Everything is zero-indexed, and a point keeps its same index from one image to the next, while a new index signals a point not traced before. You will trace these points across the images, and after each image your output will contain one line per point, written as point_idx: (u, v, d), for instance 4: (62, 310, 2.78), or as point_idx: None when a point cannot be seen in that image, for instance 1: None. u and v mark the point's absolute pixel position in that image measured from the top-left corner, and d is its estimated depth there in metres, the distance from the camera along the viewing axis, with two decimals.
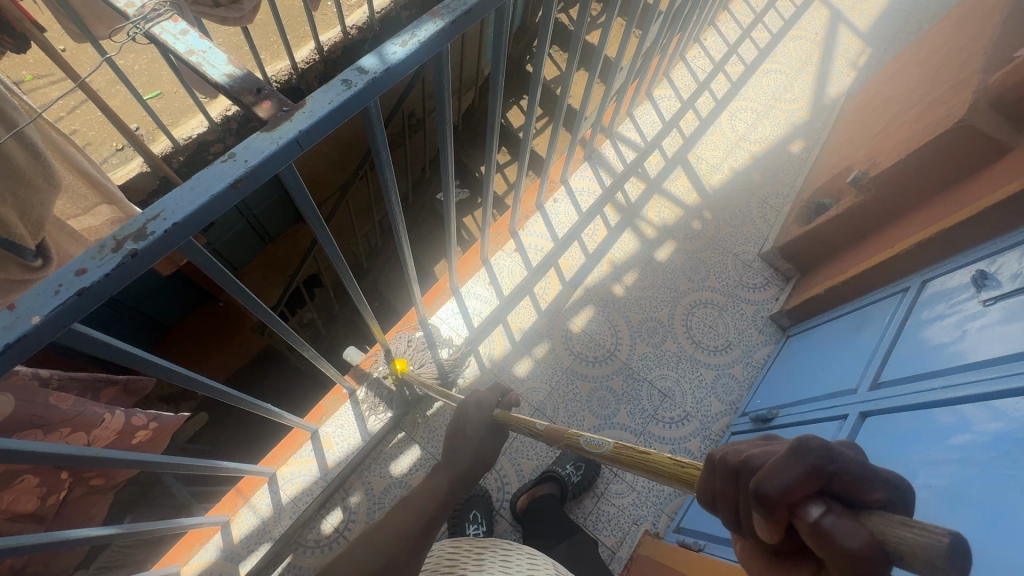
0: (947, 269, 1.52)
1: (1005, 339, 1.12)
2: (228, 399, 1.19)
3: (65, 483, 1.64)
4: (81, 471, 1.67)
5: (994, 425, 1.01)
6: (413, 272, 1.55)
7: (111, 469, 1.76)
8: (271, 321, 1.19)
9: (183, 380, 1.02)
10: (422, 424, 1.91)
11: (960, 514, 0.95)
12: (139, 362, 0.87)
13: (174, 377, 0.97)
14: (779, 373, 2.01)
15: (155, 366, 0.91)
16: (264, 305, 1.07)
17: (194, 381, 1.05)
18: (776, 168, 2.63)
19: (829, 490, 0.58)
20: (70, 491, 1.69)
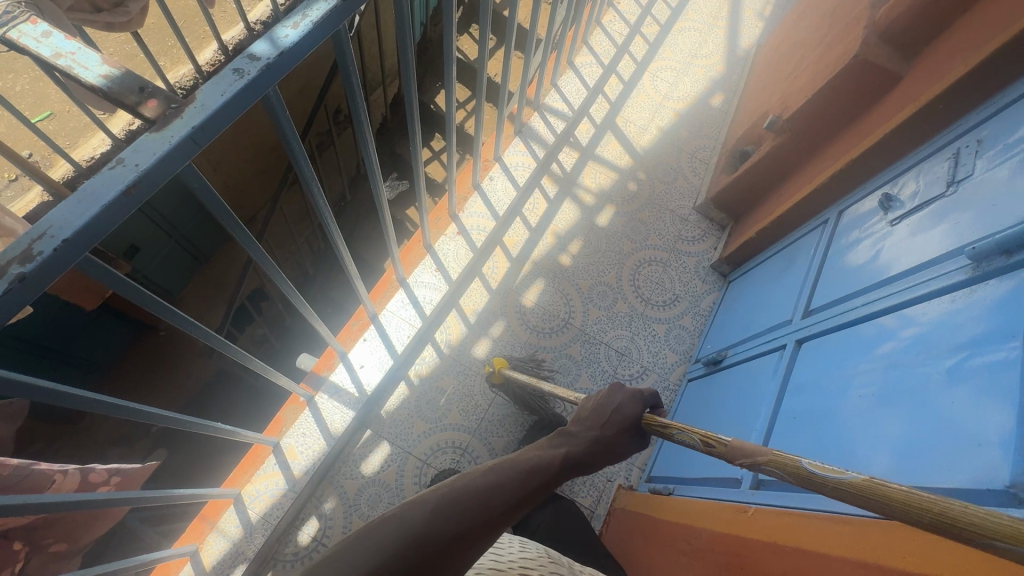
0: (859, 197, 1.62)
1: (912, 252, 1.21)
2: (173, 424, 1.13)
3: (20, 554, 1.54)
4: (38, 537, 1.59)
5: (909, 330, 1.08)
6: (354, 268, 1.50)
7: (72, 530, 1.67)
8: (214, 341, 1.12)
9: (121, 411, 0.95)
10: (387, 419, 1.89)
11: (886, 414, 1.01)
12: (76, 400, 0.81)
13: (111, 410, 0.91)
14: (724, 318, 2.11)
15: (86, 399, 0.84)
16: (202, 324, 1.01)
17: (135, 410, 0.99)
18: (701, 123, 2.72)
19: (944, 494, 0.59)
20: (28, 565, 1.57)
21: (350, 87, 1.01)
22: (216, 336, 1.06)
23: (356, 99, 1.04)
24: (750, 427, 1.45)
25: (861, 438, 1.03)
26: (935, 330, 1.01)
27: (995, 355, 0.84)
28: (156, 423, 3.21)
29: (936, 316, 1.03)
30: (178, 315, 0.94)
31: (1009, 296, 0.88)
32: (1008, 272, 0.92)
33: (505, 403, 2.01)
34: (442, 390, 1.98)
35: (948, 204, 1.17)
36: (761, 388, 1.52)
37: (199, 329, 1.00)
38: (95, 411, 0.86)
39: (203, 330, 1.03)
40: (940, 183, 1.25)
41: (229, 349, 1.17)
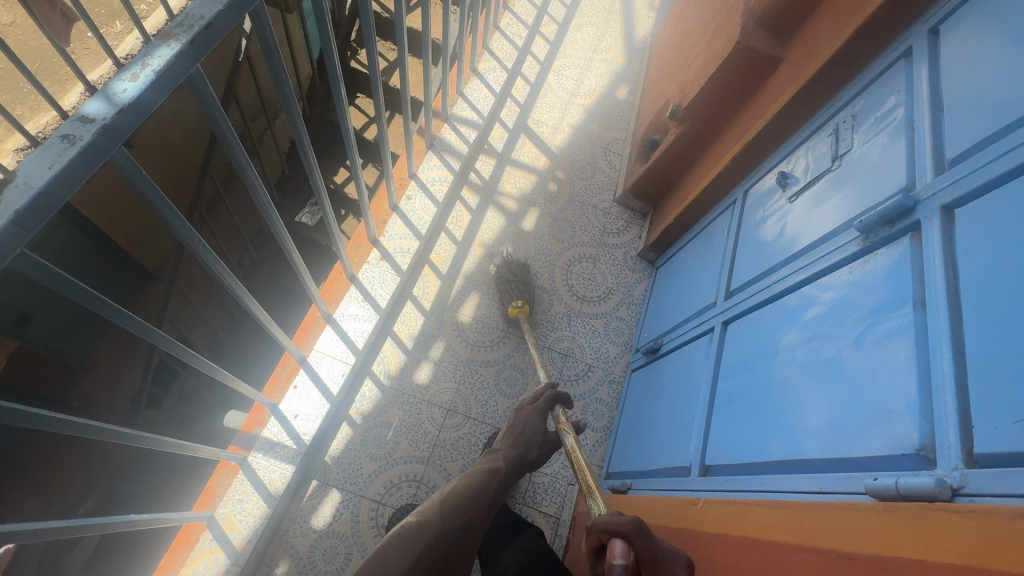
0: (759, 176, 1.70)
1: (809, 227, 1.28)
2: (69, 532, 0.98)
3: None
4: None
5: (820, 302, 1.13)
6: (270, 320, 1.39)
7: None
8: (109, 432, 0.99)
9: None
10: (333, 467, 1.78)
11: (807, 389, 1.04)
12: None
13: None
14: (657, 305, 2.16)
15: None
16: (85, 420, 0.88)
17: (18, 534, 0.84)
18: (611, 116, 2.78)
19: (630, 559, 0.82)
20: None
21: (226, 138, 0.93)
22: (104, 430, 0.94)
23: (235, 151, 0.95)
24: (692, 414, 1.47)
25: (790, 415, 1.06)
26: (840, 303, 1.06)
27: (891, 323, 0.90)
28: (83, 501, 2.78)
29: (841, 286, 1.08)
30: (50, 419, 0.81)
31: (897, 266, 0.94)
32: (893, 240, 0.98)
33: (455, 425, 1.95)
34: (389, 423, 1.89)
35: (838, 178, 1.24)
36: (696, 374, 1.55)
37: (79, 426, 0.87)
38: None
39: (85, 425, 0.89)
40: (826, 158, 1.33)
41: (135, 437, 1.05)
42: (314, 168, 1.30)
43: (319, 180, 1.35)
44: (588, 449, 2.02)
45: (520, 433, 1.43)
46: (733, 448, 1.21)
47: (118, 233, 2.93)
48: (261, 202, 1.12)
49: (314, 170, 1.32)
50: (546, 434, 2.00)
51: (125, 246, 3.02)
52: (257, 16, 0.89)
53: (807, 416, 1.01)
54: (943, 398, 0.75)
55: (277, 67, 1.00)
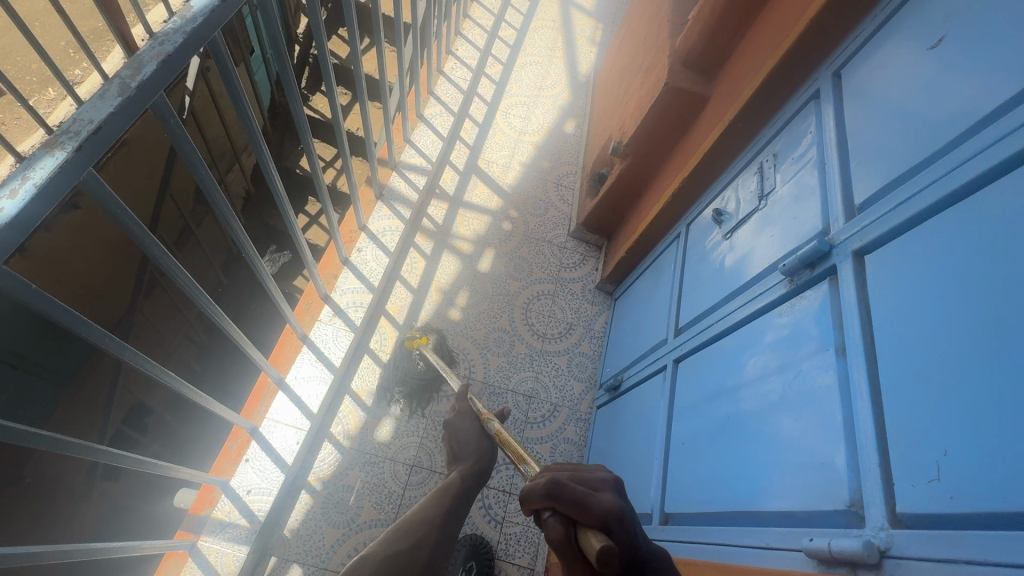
0: (698, 211, 1.74)
1: (743, 266, 1.31)
2: None
3: None
4: None
5: (757, 344, 1.13)
6: (211, 400, 1.33)
7: None
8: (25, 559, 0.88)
9: None
10: (293, 540, 1.69)
11: (749, 436, 1.04)
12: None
13: None
14: (618, 338, 2.17)
15: None
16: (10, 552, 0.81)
17: None
18: (560, 150, 2.83)
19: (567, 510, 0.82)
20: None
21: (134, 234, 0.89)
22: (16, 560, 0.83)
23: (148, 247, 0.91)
24: (651, 456, 1.45)
25: (736, 464, 1.05)
26: (774, 347, 1.07)
27: (818, 371, 0.91)
28: None
29: (773, 328, 1.09)
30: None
31: (819, 311, 0.96)
32: (815, 283, 1.00)
33: (421, 481, 1.89)
34: (351, 486, 1.83)
35: (766, 217, 1.27)
36: (653, 414, 1.54)
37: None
38: None
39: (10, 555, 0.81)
40: (754, 196, 1.37)
41: (64, 549, 0.98)
42: (248, 244, 1.26)
43: (256, 257, 1.30)
44: None
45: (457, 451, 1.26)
46: (689, 496, 1.19)
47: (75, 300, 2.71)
48: (186, 286, 1.06)
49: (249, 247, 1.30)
50: (515, 481, 1.96)
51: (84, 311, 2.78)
52: (161, 110, 0.86)
53: (750, 464, 1.01)
54: (866, 451, 0.75)
55: (191, 157, 0.98)
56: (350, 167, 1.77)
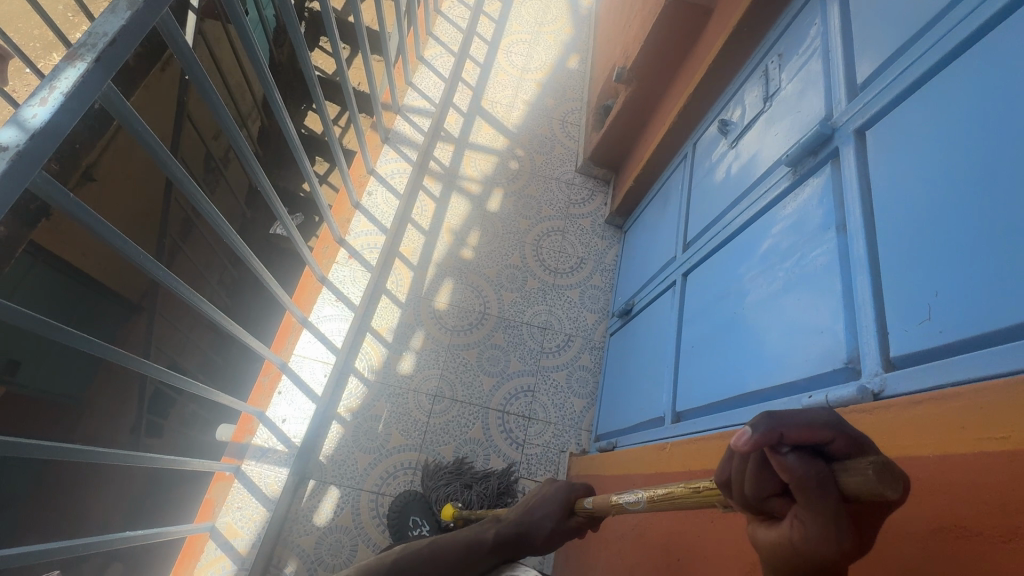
0: (705, 127, 1.74)
1: (751, 168, 1.31)
2: (79, 549, 1.00)
3: None
4: None
5: (765, 238, 1.16)
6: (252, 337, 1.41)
7: None
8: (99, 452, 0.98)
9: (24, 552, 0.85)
10: (328, 464, 1.83)
11: (759, 323, 1.07)
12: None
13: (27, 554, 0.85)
14: (628, 268, 2.20)
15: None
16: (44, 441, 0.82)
17: (29, 552, 0.86)
18: (564, 87, 2.78)
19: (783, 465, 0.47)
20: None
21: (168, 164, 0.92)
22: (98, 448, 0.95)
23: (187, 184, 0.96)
24: (664, 363, 1.51)
25: (745, 350, 1.10)
26: (779, 240, 1.09)
27: (822, 250, 0.94)
28: None
29: (781, 221, 1.10)
30: (38, 444, 0.80)
31: (822, 195, 0.98)
32: (818, 169, 1.02)
33: (443, 410, 1.99)
34: (378, 416, 1.93)
35: (771, 118, 1.27)
36: (664, 328, 1.58)
37: (44, 449, 0.82)
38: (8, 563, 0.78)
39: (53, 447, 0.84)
40: (759, 99, 1.36)
41: (123, 456, 1.05)
42: (269, 187, 1.33)
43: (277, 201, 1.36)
44: (576, 414, 2.08)
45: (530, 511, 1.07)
46: (700, 391, 1.24)
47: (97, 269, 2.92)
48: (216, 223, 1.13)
49: (268, 191, 1.35)
50: (533, 406, 2.05)
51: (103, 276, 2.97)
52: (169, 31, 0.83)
53: (754, 350, 1.06)
54: (864, 310, 0.79)
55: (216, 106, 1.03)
56: (355, 119, 1.81)
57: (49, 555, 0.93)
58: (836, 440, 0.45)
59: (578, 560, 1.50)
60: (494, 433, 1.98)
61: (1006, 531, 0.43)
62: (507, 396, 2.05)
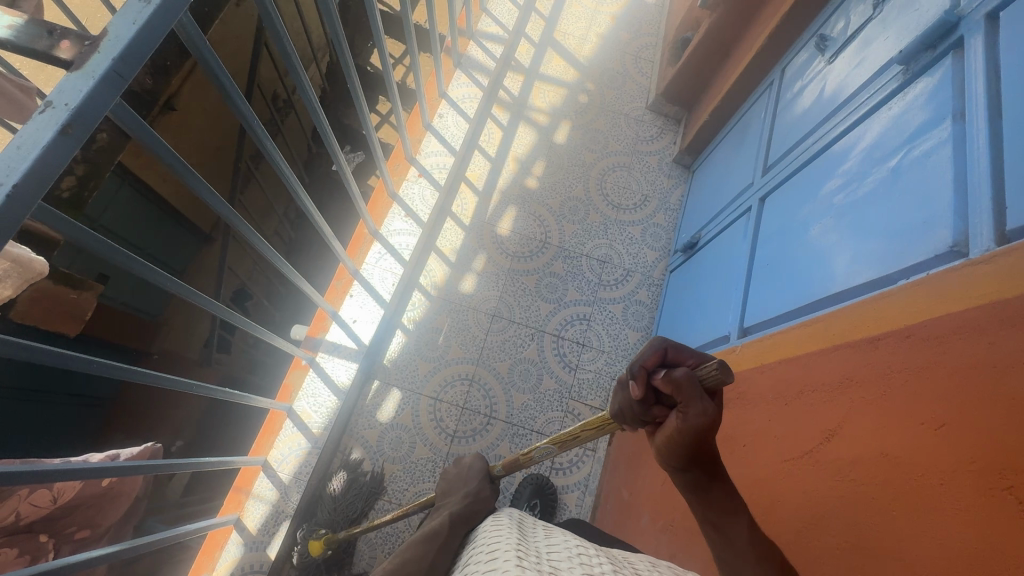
0: (798, 50, 1.67)
1: (852, 79, 1.26)
2: (178, 385, 1.11)
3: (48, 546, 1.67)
4: (59, 527, 1.72)
5: (862, 145, 1.12)
6: (329, 233, 1.49)
7: (90, 517, 1.79)
8: (204, 302, 1.06)
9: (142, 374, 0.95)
10: (391, 367, 1.94)
11: (847, 227, 1.05)
12: (85, 364, 0.75)
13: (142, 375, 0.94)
14: (694, 205, 2.16)
15: (124, 369, 0.87)
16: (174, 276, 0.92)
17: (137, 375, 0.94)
18: (639, 22, 2.70)
19: (665, 360, 0.74)
20: (60, 553, 1.70)
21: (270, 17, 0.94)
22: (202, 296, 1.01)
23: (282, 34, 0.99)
24: (733, 286, 1.50)
25: (827, 254, 1.09)
26: (879, 143, 1.06)
27: (928, 143, 0.91)
28: (176, 439, 3.05)
29: (883, 125, 1.06)
30: (165, 277, 0.87)
31: (936, 89, 0.94)
32: (933, 65, 0.97)
33: (501, 328, 2.06)
34: (439, 328, 2.02)
35: (879, 24, 1.21)
36: (735, 254, 1.56)
37: (168, 282, 0.88)
38: (132, 375, 0.89)
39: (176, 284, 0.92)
40: (867, 8, 1.29)
41: (226, 314, 1.16)
42: (352, 72, 1.39)
43: (357, 89, 1.45)
44: (630, 346, 2.10)
45: (466, 479, 1.18)
46: (772, 305, 1.24)
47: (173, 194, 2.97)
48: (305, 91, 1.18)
49: (354, 86, 1.43)
50: (588, 334, 2.08)
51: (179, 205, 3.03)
52: None
53: (839, 254, 1.04)
54: (978, 190, 0.76)
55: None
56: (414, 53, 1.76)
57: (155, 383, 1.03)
58: (670, 350, 0.74)
59: (630, 472, 1.54)
60: (548, 355, 2.03)
61: None
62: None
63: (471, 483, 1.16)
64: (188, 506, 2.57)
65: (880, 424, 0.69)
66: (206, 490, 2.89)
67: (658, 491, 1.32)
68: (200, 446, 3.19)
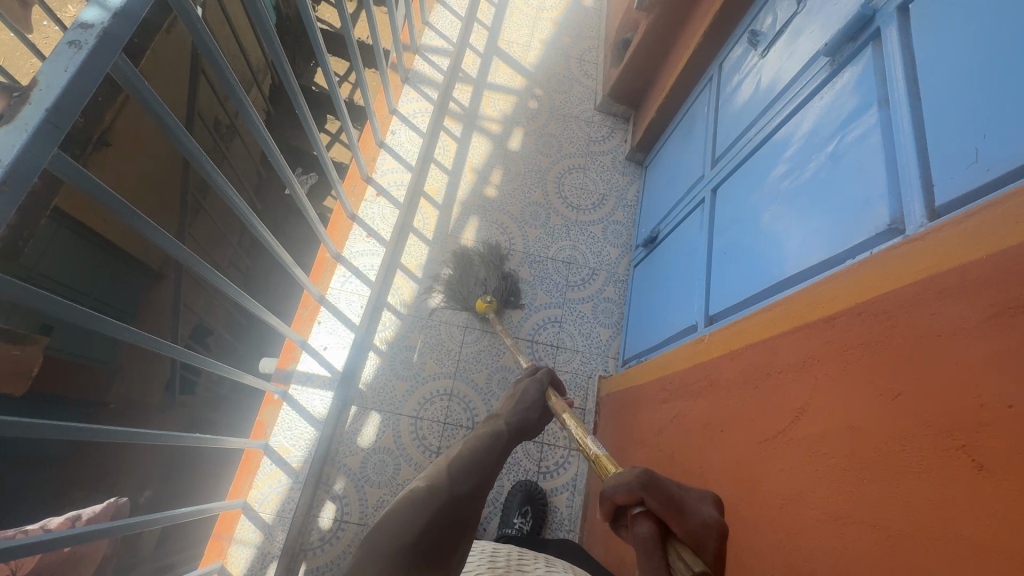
0: (733, 45, 1.75)
1: (785, 70, 1.33)
2: (141, 437, 1.06)
3: None
4: None
5: (800, 133, 1.19)
6: (289, 260, 1.46)
7: None
8: (161, 348, 1.01)
9: (100, 431, 0.90)
10: (367, 390, 1.91)
11: (796, 211, 1.10)
12: (31, 429, 0.70)
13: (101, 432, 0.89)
14: (651, 200, 2.22)
15: (79, 428, 0.83)
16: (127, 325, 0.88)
17: (94, 432, 0.89)
18: (580, 26, 2.77)
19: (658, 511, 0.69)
20: None
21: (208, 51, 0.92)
22: (157, 341, 0.96)
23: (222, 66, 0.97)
24: (695, 276, 1.55)
25: (778, 238, 1.14)
26: (815, 130, 1.12)
27: (860, 129, 0.97)
28: (144, 491, 2.90)
29: (818, 114, 1.13)
30: (111, 324, 0.82)
31: (861, 77, 1.00)
32: (856, 55, 1.04)
33: (475, 339, 2.06)
34: (413, 346, 2.00)
35: (804, 18, 1.28)
36: (694, 245, 1.62)
37: (115, 328, 0.83)
38: (89, 435, 0.84)
39: (126, 329, 0.87)
40: (791, 3, 1.37)
41: (187, 356, 1.11)
42: (298, 96, 1.37)
43: (304, 112, 1.43)
44: (603, 343, 2.14)
45: (521, 401, 1.16)
46: (733, 291, 1.29)
47: (116, 234, 2.82)
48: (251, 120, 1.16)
49: (301, 110, 1.42)
50: (562, 335, 2.10)
51: (123, 244, 2.88)
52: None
53: (790, 238, 1.10)
54: (908, 169, 0.81)
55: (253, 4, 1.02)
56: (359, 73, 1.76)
57: (114, 437, 0.97)
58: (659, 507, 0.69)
59: (616, 468, 1.57)
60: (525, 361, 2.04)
61: None
62: (483, 280, 2.02)
63: (524, 406, 1.14)
64: (163, 561, 2.44)
65: (843, 399, 0.73)
66: (181, 540, 2.75)
67: None
68: (169, 495, 3.03)
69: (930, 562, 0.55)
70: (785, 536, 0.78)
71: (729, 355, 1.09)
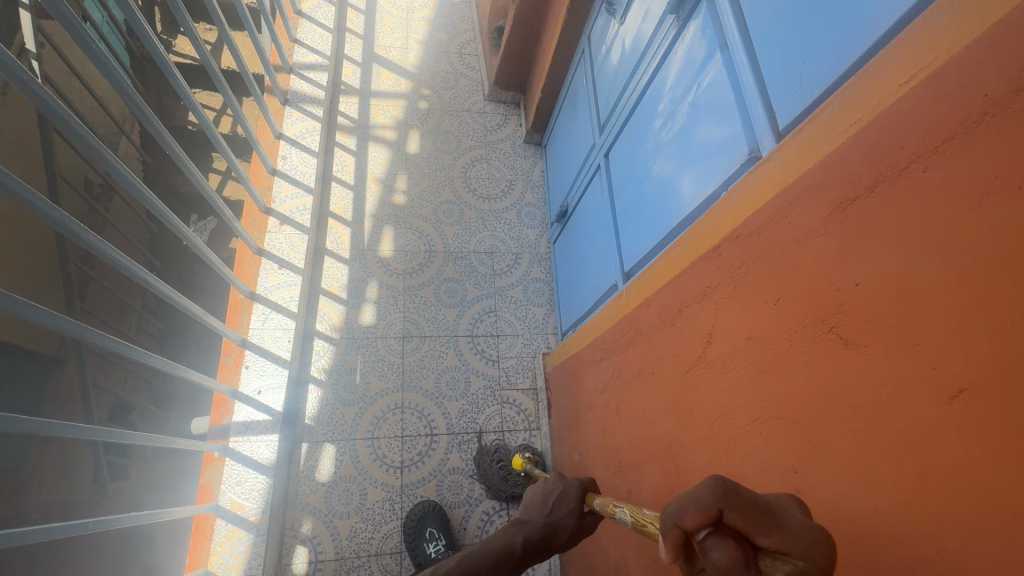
0: (594, 18, 1.85)
1: (641, 33, 1.42)
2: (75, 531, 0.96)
3: None
4: None
5: (665, 88, 1.28)
6: (200, 312, 1.37)
7: None
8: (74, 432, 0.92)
9: (21, 534, 0.81)
10: (314, 424, 1.84)
11: (676, 160, 1.19)
12: None
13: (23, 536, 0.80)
14: (555, 176, 2.30)
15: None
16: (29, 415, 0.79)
17: (15, 538, 0.80)
18: (453, 21, 2.80)
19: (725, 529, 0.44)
20: None
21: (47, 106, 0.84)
22: (68, 425, 0.88)
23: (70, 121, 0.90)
24: (607, 239, 1.63)
25: (667, 187, 1.23)
26: (676, 83, 1.22)
27: (710, 74, 1.06)
28: None
29: (676, 67, 1.22)
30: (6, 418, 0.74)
31: (702, 28, 1.10)
32: (694, 8, 1.14)
33: (415, 347, 2.04)
34: (353, 368, 1.95)
35: None
36: (600, 210, 1.70)
37: (8, 419, 0.74)
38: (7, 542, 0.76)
39: (23, 420, 0.77)
40: None
41: (108, 434, 1.02)
42: (171, 141, 1.30)
43: (182, 156, 1.35)
44: (540, 322, 2.19)
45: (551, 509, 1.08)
46: (640, 244, 1.37)
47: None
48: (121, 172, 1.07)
49: (177, 154, 1.33)
50: (499, 324, 2.14)
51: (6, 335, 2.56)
52: None
53: (676, 185, 1.19)
54: (752, 103, 0.91)
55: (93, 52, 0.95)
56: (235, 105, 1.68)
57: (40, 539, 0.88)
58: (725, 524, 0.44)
59: (575, 436, 1.62)
60: (469, 356, 2.06)
61: (872, 184, 0.57)
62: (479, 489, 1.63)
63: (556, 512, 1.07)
64: None
65: (740, 315, 0.81)
66: None
67: (601, 441, 1.41)
68: None
69: (828, 434, 0.63)
70: (720, 449, 0.85)
71: (646, 303, 1.16)
